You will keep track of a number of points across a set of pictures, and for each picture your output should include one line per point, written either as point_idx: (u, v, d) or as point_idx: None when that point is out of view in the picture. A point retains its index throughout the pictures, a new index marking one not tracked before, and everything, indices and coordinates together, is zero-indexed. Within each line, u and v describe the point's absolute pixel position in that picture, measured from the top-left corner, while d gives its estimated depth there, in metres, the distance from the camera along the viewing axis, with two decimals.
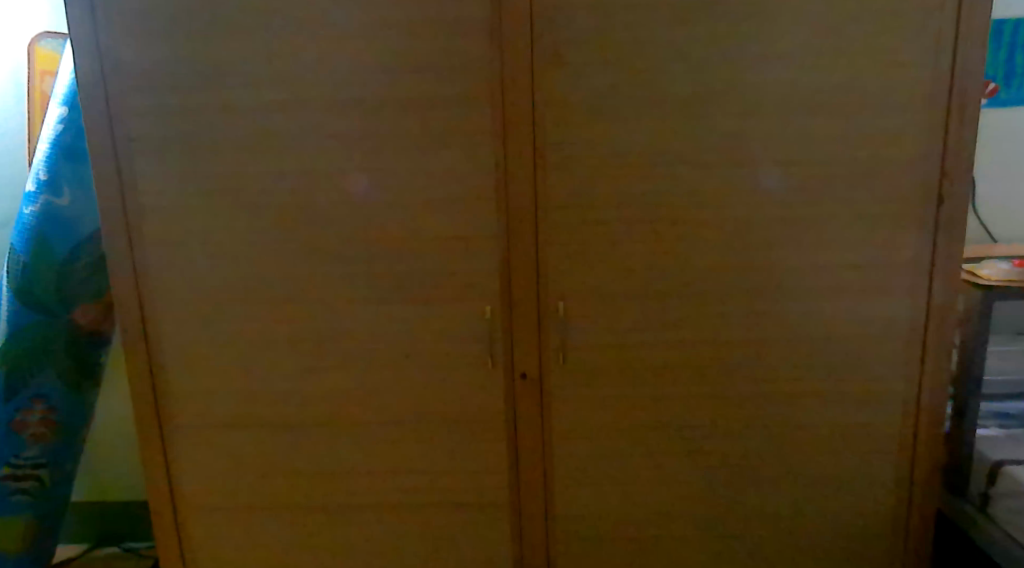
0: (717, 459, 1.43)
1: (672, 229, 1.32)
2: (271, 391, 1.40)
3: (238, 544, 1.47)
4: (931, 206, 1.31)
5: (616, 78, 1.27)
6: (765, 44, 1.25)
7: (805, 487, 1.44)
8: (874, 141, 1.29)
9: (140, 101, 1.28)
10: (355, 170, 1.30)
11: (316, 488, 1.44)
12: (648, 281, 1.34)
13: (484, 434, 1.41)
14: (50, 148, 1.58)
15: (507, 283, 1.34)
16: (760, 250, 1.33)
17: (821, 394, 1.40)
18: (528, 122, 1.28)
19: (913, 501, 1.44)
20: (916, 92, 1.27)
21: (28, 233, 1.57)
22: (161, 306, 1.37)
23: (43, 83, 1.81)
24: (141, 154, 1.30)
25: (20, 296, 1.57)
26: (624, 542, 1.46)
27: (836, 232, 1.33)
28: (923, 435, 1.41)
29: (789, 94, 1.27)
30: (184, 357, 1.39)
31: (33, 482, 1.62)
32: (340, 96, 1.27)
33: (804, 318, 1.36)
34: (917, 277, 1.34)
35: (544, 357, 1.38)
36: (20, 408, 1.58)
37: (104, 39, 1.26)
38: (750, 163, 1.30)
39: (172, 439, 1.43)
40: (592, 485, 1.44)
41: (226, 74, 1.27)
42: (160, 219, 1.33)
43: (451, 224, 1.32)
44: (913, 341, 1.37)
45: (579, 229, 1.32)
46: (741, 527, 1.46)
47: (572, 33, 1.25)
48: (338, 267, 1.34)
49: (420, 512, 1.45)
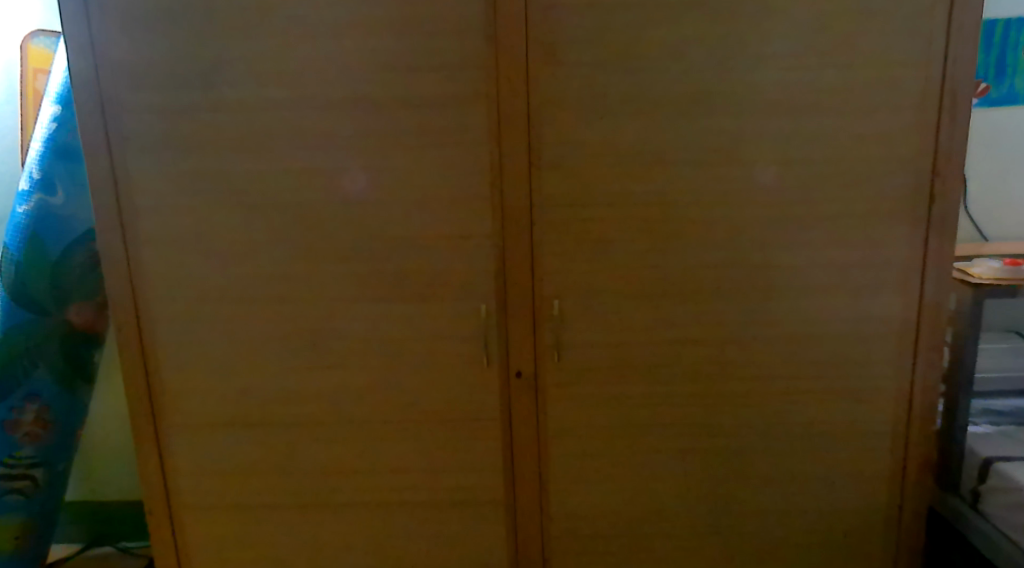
0: (710, 457, 1.42)
1: (665, 227, 1.32)
2: (262, 390, 1.40)
3: (232, 542, 1.47)
4: (923, 205, 1.31)
5: (608, 77, 1.26)
6: (757, 43, 1.25)
7: (799, 484, 1.44)
8: (869, 141, 1.28)
9: (133, 100, 1.28)
10: (346, 169, 1.30)
11: (310, 489, 1.44)
12: (640, 280, 1.34)
13: (480, 433, 1.41)
14: (44, 148, 1.59)
15: (502, 282, 1.34)
16: (751, 249, 1.32)
17: (814, 394, 1.39)
18: (520, 121, 1.27)
19: (906, 499, 1.44)
20: (909, 91, 1.26)
21: (21, 232, 1.58)
22: (153, 306, 1.36)
23: (36, 82, 1.80)
24: (135, 153, 1.30)
25: (16, 295, 1.58)
26: (617, 541, 1.46)
27: (831, 232, 1.32)
28: (915, 433, 1.41)
29: (783, 93, 1.26)
30: (177, 358, 1.39)
31: (27, 483, 1.63)
32: (329, 96, 1.27)
33: (798, 319, 1.36)
34: (909, 276, 1.34)
35: (539, 355, 1.37)
36: (14, 407, 1.59)
37: (98, 37, 1.25)
38: (742, 163, 1.29)
39: (166, 440, 1.43)
40: (585, 483, 1.43)
41: (219, 72, 1.26)
42: (153, 219, 1.32)
43: (443, 224, 1.31)
44: (905, 340, 1.37)
45: (572, 228, 1.32)
46: (735, 524, 1.45)
47: (562, 32, 1.24)
48: (328, 267, 1.34)
49: (414, 510, 1.45)
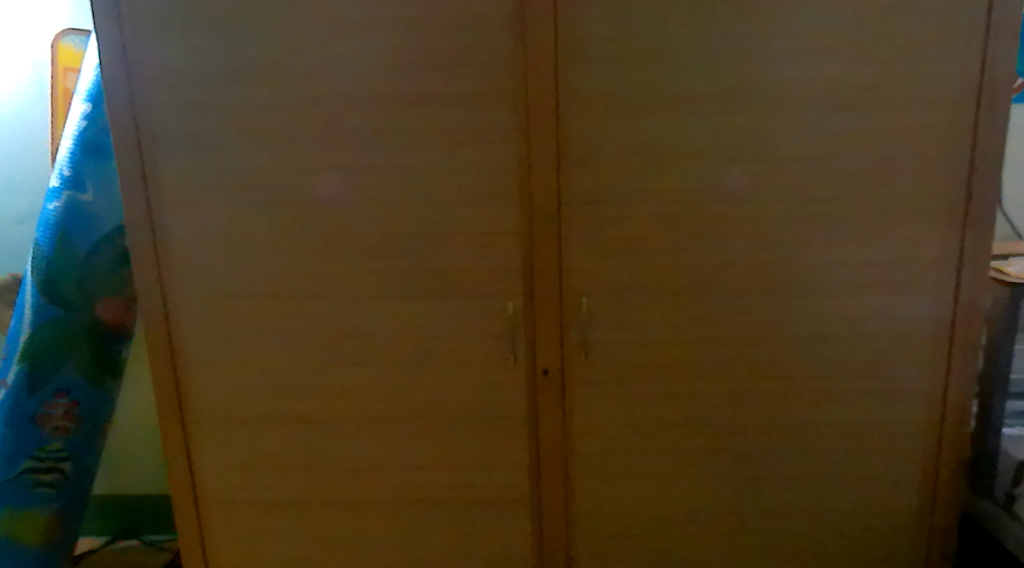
0: (738, 457, 1.41)
1: (694, 225, 1.30)
2: (290, 387, 1.41)
3: (257, 538, 1.48)
4: (960, 202, 1.28)
5: (638, 73, 1.25)
6: (788, 38, 1.23)
7: (828, 485, 1.42)
8: (902, 138, 1.26)
9: (164, 98, 1.29)
10: (373, 167, 1.30)
11: (338, 485, 1.45)
12: (670, 278, 1.33)
13: (505, 430, 1.41)
14: (73, 145, 1.59)
15: (530, 279, 1.33)
16: (782, 248, 1.31)
17: (844, 394, 1.38)
18: (548, 119, 1.27)
19: (938, 501, 1.42)
20: (946, 85, 1.24)
21: (51, 229, 1.58)
22: (181, 303, 1.38)
23: (65, 80, 1.82)
24: (164, 153, 1.31)
25: (45, 291, 1.59)
26: (642, 540, 1.45)
27: (862, 231, 1.30)
28: (948, 434, 1.38)
29: (814, 90, 1.25)
30: (204, 354, 1.40)
31: (56, 476, 1.65)
32: (358, 92, 1.27)
33: (828, 319, 1.34)
34: (943, 275, 1.31)
35: (565, 353, 1.37)
36: (44, 401, 1.61)
37: (129, 37, 1.26)
38: (774, 160, 1.27)
39: (193, 436, 1.44)
40: (610, 481, 1.43)
41: (248, 70, 1.27)
42: (181, 216, 1.34)
43: (470, 221, 1.31)
44: (939, 340, 1.35)
45: (600, 225, 1.31)
46: (762, 526, 1.44)
47: (592, 28, 1.23)
48: (355, 264, 1.34)
49: (437, 506, 1.45)
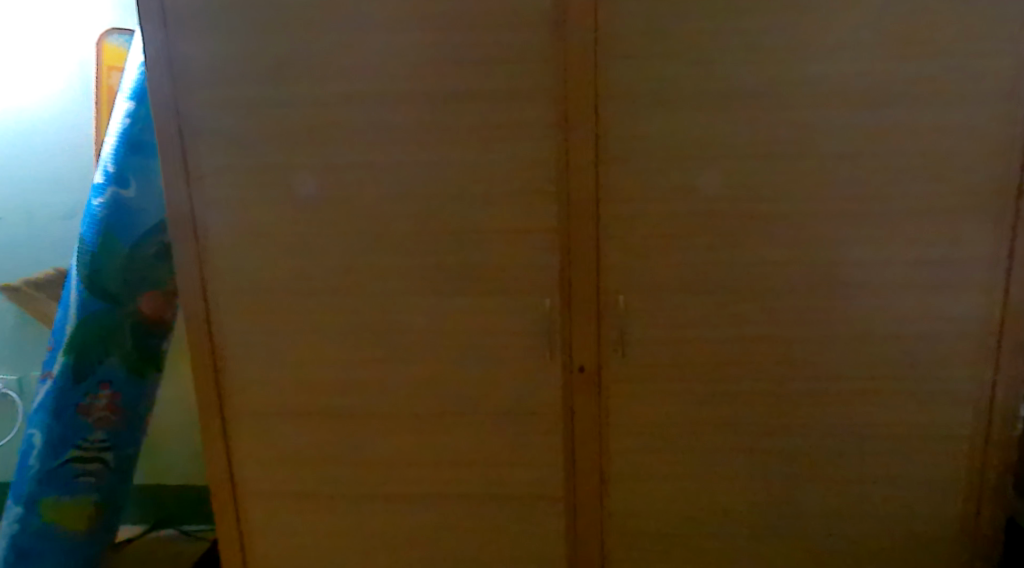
0: (776, 456, 1.39)
1: (734, 222, 1.29)
2: (328, 381, 1.42)
3: (293, 528, 1.50)
4: (1011, 200, 1.25)
5: (678, 69, 1.24)
6: (832, 32, 1.21)
7: (867, 487, 1.40)
8: (950, 134, 1.23)
9: (206, 96, 1.31)
10: (411, 164, 1.31)
11: (374, 479, 1.46)
12: (708, 275, 1.32)
13: (540, 426, 1.41)
14: (118, 142, 1.62)
15: (567, 276, 1.33)
16: (824, 245, 1.29)
17: (886, 395, 1.35)
18: (586, 115, 1.26)
19: (984, 506, 1.38)
20: (997, 79, 1.21)
21: (96, 224, 1.62)
22: (222, 297, 1.40)
23: (110, 79, 1.85)
24: (207, 150, 1.33)
25: (90, 285, 1.63)
26: (678, 539, 1.44)
27: (907, 229, 1.27)
28: (995, 437, 1.35)
29: (859, 85, 1.22)
30: (244, 348, 1.42)
31: (98, 465, 1.69)
32: (397, 89, 1.28)
33: (871, 318, 1.32)
34: (992, 274, 1.28)
35: (601, 350, 1.36)
36: (88, 392, 1.66)
37: (173, 36, 1.28)
38: (816, 156, 1.25)
39: (232, 427, 1.46)
40: (645, 479, 1.42)
41: (289, 67, 1.28)
42: (222, 212, 1.36)
43: (507, 218, 1.31)
44: (987, 340, 1.31)
45: (638, 221, 1.30)
46: (799, 527, 1.42)
47: (632, 24, 1.23)
48: (392, 260, 1.35)
49: (471, 501, 1.45)
